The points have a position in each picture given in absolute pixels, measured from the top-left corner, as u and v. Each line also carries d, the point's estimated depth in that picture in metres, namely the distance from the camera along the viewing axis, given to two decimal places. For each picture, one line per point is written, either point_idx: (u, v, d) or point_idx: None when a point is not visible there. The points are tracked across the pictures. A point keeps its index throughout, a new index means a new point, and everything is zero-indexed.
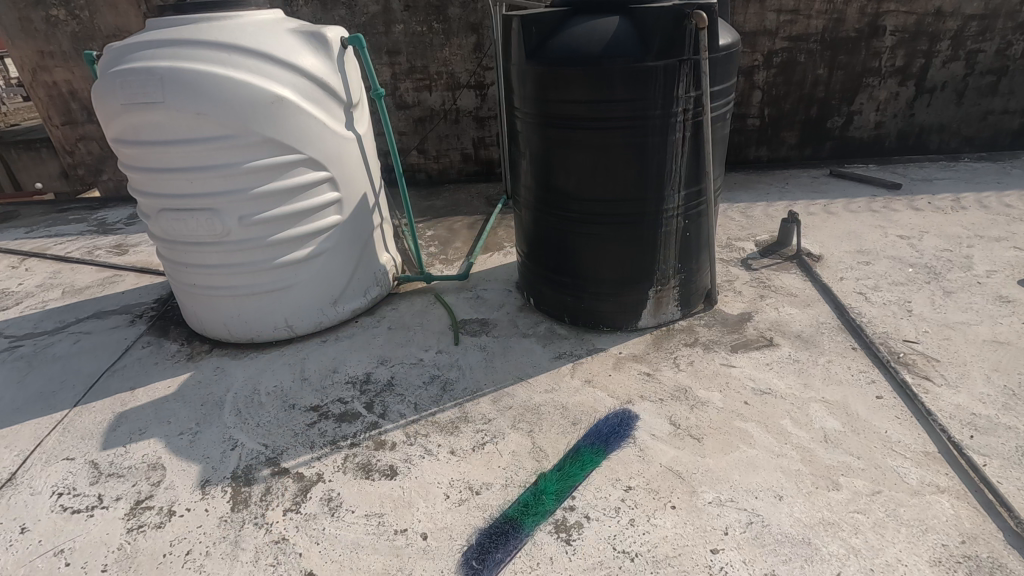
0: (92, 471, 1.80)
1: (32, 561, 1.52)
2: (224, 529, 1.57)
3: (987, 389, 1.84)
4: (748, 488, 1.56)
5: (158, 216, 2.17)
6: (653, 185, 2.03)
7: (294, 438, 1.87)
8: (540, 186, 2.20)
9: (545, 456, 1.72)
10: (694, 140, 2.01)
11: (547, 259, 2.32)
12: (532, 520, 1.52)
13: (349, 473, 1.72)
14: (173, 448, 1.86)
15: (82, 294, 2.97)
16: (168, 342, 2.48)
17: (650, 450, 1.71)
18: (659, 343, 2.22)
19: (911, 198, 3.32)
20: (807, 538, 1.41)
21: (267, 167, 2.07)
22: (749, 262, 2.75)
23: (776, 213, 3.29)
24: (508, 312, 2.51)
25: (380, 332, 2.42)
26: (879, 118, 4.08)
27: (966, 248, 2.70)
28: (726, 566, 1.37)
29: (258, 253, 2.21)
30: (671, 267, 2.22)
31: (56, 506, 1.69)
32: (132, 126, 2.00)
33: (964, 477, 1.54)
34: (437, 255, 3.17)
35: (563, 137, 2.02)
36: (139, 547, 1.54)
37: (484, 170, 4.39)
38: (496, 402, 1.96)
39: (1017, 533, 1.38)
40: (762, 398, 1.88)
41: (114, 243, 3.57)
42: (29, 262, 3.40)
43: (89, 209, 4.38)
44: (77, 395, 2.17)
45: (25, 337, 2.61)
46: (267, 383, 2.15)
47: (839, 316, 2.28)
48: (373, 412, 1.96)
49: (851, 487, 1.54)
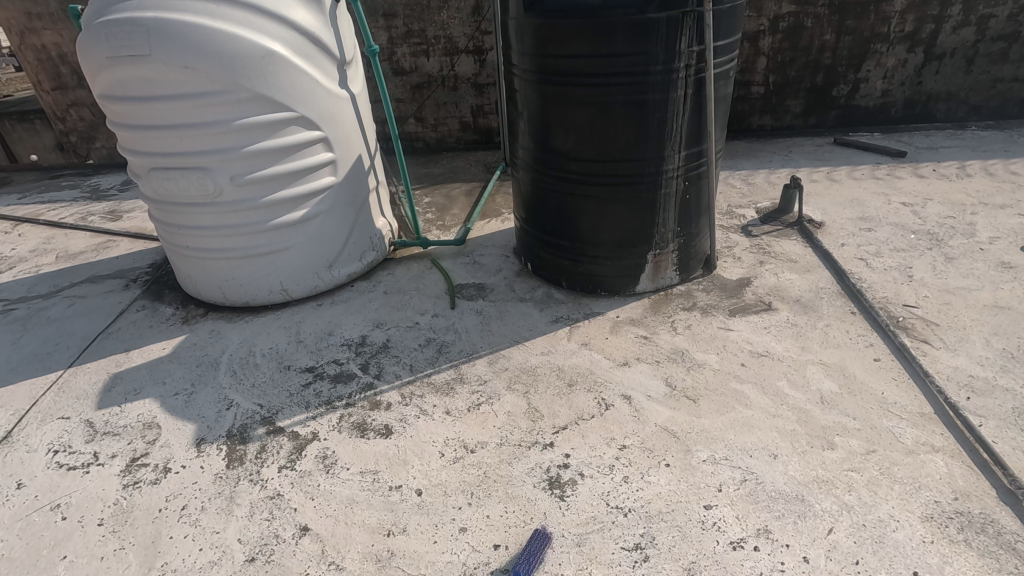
0: (87, 429, 1.80)
1: (28, 515, 1.53)
2: (219, 485, 1.58)
3: (986, 351, 1.82)
4: (743, 447, 1.56)
5: (149, 176, 2.13)
6: (653, 145, 1.99)
7: (290, 398, 1.87)
8: (539, 146, 2.15)
9: (540, 416, 1.72)
10: (696, 98, 1.96)
11: (545, 222, 2.29)
12: (527, 477, 1.53)
13: (345, 432, 1.72)
14: (168, 408, 1.86)
15: (77, 259, 2.94)
16: (163, 306, 2.46)
17: (645, 411, 1.71)
18: (657, 308, 2.20)
19: (916, 165, 3.27)
20: (801, 495, 1.41)
21: (259, 125, 2.02)
22: (750, 229, 2.72)
23: (779, 181, 3.24)
24: (505, 277, 2.48)
25: (376, 296, 2.41)
26: (885, 87, 3.95)
27: (970, 215, 2.66)
28: (719, 521, 1.37)
29: (251, 214, 2.18)
30: (670, 230, 2.19)
31: (52, 463, 1.69)
32: (120, 80, 1.94)
33: (959, 437, 1.54)
34: (433, 222, 3.13)
35: (562, 94, 1.97)
36: (134, 501, 1.55)
37: (483, 138, 4.29)
38: (492, 364, 1.95)
39: (1010, 491, 1.39)
40: (759, 360, 1.87)
41: (108, 209, 3.53)
42: (22, 228, 3.36)
43: (82, 176, 4.32)
44: (72, 357, 2.16)
45: (19, 300, 2.59)
46: (262, 345, 2.14)
47: (840, 282, 2.26)
48: (368, 373, 1.96)
49: (846, 447, 1.53)
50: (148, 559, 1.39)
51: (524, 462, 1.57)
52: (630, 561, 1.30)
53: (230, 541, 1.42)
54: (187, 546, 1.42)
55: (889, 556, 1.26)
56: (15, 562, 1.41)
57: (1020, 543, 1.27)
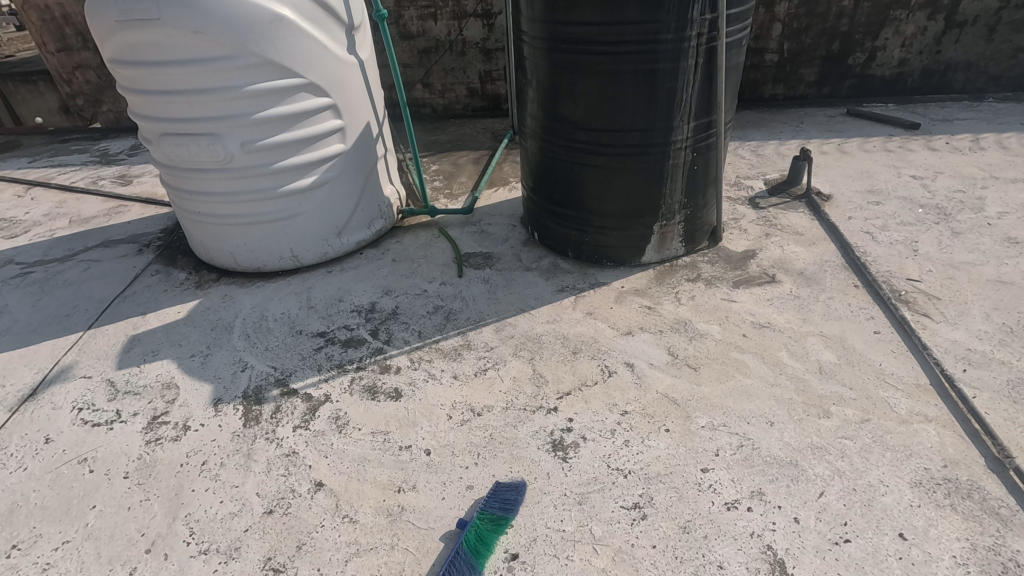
0: (109, 388, 1.88)
1: (58, 468, 1.61)
2: (237, 443, 1.65)
3: (986, 325, 1.85)
4: (740, 414, 1.61)
5: (161, 141, 2.15)
6: (663, 115, 1.98)
7: (302, 361, 1.93)
8: (547, 115, 2.15)
9: (545, 381, 1.77)
10: (707, 67, 1.95)
11: (552, 192, 2.31)
12: (531, 440, 1.59)
13: (356, 395, 1.78)
14: (185, 369, 1.93)
15: (90, 224, 2.98)
16: (176, 271, 2.51)
17: (647, 378, 1.76)
18: (662, 278, 2.23)
19: (929, 138, 3.23)
20: (795, 460, 1.47)
21: (268, 91, 2.03)
22: (757, 201, 2.72)
23: (789, 152, 3.21)
24: (512, 246, 2.51)
25: (384, 264, 2.44)
26: (902, 55, 3.84)
27: (980, 189, 2.64)
28: (715, 483, 1.43)
29: (261, 180, 2.21)
30: (677, 201, 2.20)
31: (77, 420, 1.76)
32: (129, 45, 1.94)
33: (952, 407, 1.58)
34: (441, 190, 3.14)
35: (572, 62, 1.96)
36: (157, 457, 1.62)
37: (490, 105, 4.23)
38: (498, 331, 2.00)
39: (997, 459, 1.43)
40: (760, 331, 1.90)
41: (118, 174, 3.55)
42: (34, 191, 3.40)
43: (91, 140, 4.33)
44: (90, 319, 2.23)
45: (35, 263, 2.65)
46: (274, 310, 2.20)
47: (844, 255, 2.27)
48: (378, 338, 2.01)
49: (841, 416, 1.58)
50: (173, 510, 1.47)
51: (528, 426, 1.63)
52: (628, 519, 1.37)
53: (249, 495, 1.50)
54: (209, 499, 1.50)
55: (876, 518, 1.32)
56: (48, 511, 1.50)
57: (1003, 508, 1.33)
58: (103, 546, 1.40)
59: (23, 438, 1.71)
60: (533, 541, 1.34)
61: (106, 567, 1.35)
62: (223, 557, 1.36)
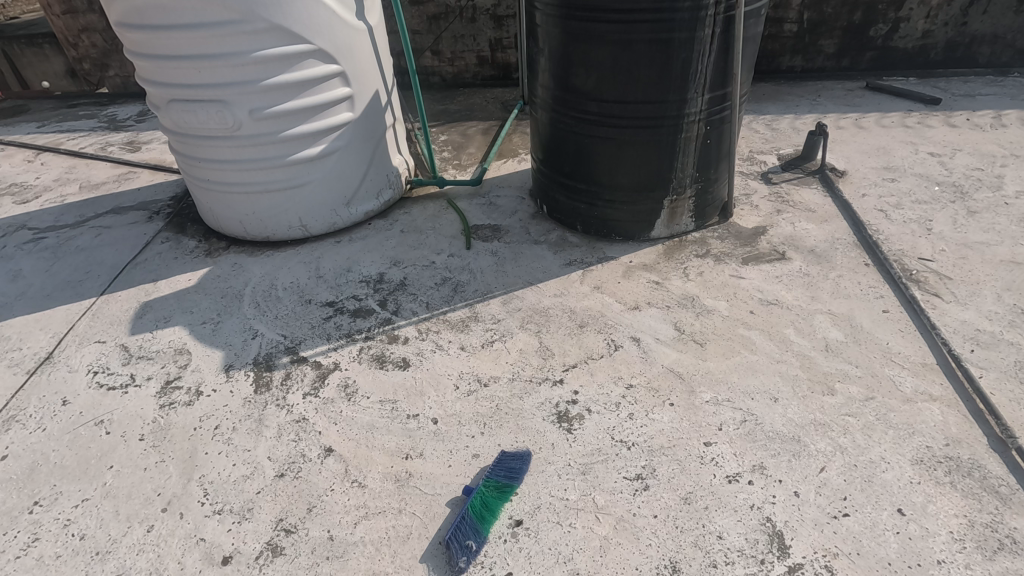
0: (123, 353, 1.91)
1: (76, 429, 1.66)
2: (248, 408, 1.68)
3: (996, 306, 1.84)
4: (745, 390, 1.63)
5: (168, 107, 2.14)
6: (677, 86, 1.95)
7: (312, 330, 1.95)
8: (558, 85, 2.11)
9: (551, 354, 1.79)
10: (723, 37, 1.90)
11: (562, 164, 2.28)
12: (537, 411, 1.61)
13: (365, 364, 1.81)
14: (197, 335, 1.96)
15: (99, 190, 2.99)
16: (186, 238, 2.52)
17: (653, 353, 1.77)
18: (670, 254, 2.22)
19: (949, 114, 3.15)
20: (798, 436, 1.49)
21: (276, 57, 2.00)
22: (769, 176, 2.68)
23: (804, 127, 3.15)
24: (521, 219, 2.50)
25: (392, 235, 2.44)
26: (927, 26, 3.71)
27: (998, 167, 2.59)
28: (717, 457, 1.46)
29: (270, 149, 2.20)
30: (688, 175, 2.17)
31: (92, 383, 1.81)
32: (136, 8, 1.92)
33: (958, 387, 1.58)
34: (450, 161, 3.12)
35: (584, 31, 1.92)
36: (171, 420, 1.66)
37: (500, 74, 4.14)
38: (506, 304, 2.01)
39: (1000, 439, 1.44)
40: (768, 308, 1.90)
41: (127, 141, 3.54)
42: (44, 157, 3.41)
43: (99, 106, 4.30)
44: (103, 285, 2.25)
45: (48, 229, 2.67)
46: (284, 279, 2.21)
47: (856, 233, 2.25)
48: (386, 309, 2.03)
49: (846, 393, 1.59)
50: (187, 472, 1.52)
51: (534, 397, 1.65)
52: (631, 489, 1.40)
53: (261, 459, 1.53)
54: (222, 461, 1.54)
55: (876, 493, 1.34)
56: (67, 470, 1.54)
57: (1003, 487, 1.34)
58: (121, 505, 1.45)
59: (41, 400, 1.76)
60: (537, 508, 1.37)
61: (125, 524, 1.40)
62: (236, 517, 1.40)
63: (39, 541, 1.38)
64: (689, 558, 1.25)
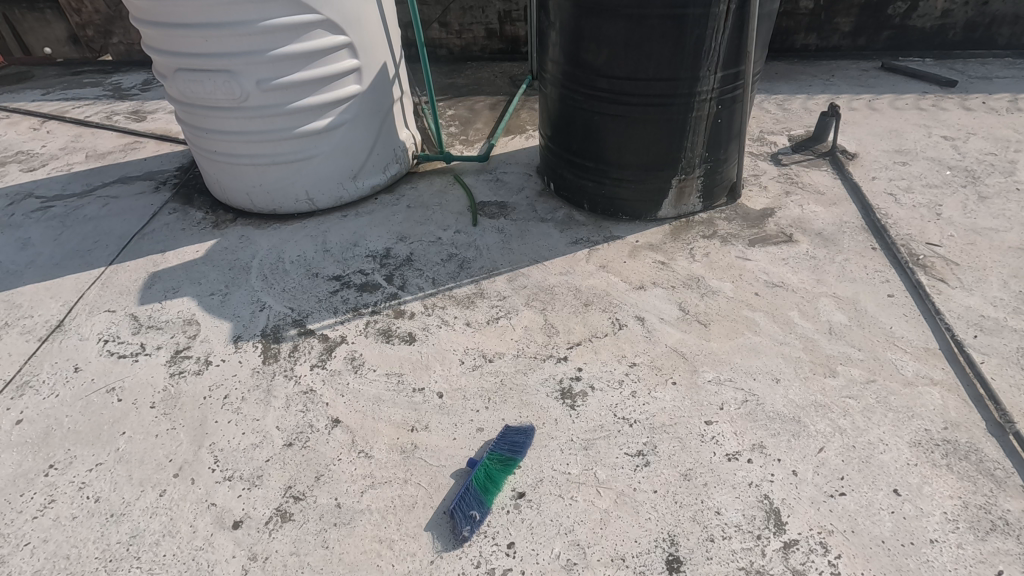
0: (132, 322, 1.93)
1: (88, 395, 1.69)
2: (257, 378, 1.71)
3: (1002, 292, 1.84)
4: (747, 370, 1.64)
5: (176, 77, 2.12)
6: (689, 64, 1.92)
7: (318, 303, 1.97)
8: (569, 60, 2.08)
9: (556, 332, 1.80)
10: (739, 14, 1.87)
11: (570, 141, 2.27)
12: (540, 387, 1.63)
13: (371, 338, 1.83)
14: (206, 307, 1.98)
15: (105, 160, 2.98)
16: (193, 210, 2.53)
17: (657, 332, 1.78)
18: (677, 234, 2.21)
19: (964, 97, 3.10)
20: (798, 417, 1.50)
21: (284, 26, 1.98)
22: (780, 158, 2.65)
23: (816, 107, 3.11)
24: (528, 197, 2.49)
25: (399, 210, 2.44)
26: (947, 5, 3.61)
27: (1012, 153, 2.56)
28: (717, 435, 1.48)
29: (277, 120, 2.18)
30: (698, 154, 2.15)
31: (103, 351, 1.83)
32: None
33: (960, 372, 1.59)
34: (456, 136, 3.10)
35: (597, 6, 1.89)
36: (181, 389, 1.69)
37: (509, 48, 4.08)
38: (511, 281, 2.01)
39: (998, 424, 1.46)
40: (773, 291, 1.91)
41: (132, 110, 3.52)
42: (50, 125, 3.39)
43: (103, 74, 4.26)
44: (111, 255, 2.27)
45: (55, 198, 2.67)
46: (290, 252, 2.22)
47: (865, 216, 2.23)
48: (392, 284, 2.04)
49: (847, 375, 1.61)
50: (198, 439, 1.55)
51: (539, 373, 1.67)
52: (632, 465, 1.43)
53: (269, 428, 1.57)
54: (231, 430, 1.57)
55: (873, 474, 1.36)
56: (81, 434, 1.58)
57: (999, 470, 1.36)
58: (134, 470, 1.48)
59: (53, 366, 1.79)
60: (539, 482, 1.40)
61: (137, 488, 1.44)
62: (246, 484, 1.44)
63: (55, 502, 1.42)
64: (687, 532, 1.28)
